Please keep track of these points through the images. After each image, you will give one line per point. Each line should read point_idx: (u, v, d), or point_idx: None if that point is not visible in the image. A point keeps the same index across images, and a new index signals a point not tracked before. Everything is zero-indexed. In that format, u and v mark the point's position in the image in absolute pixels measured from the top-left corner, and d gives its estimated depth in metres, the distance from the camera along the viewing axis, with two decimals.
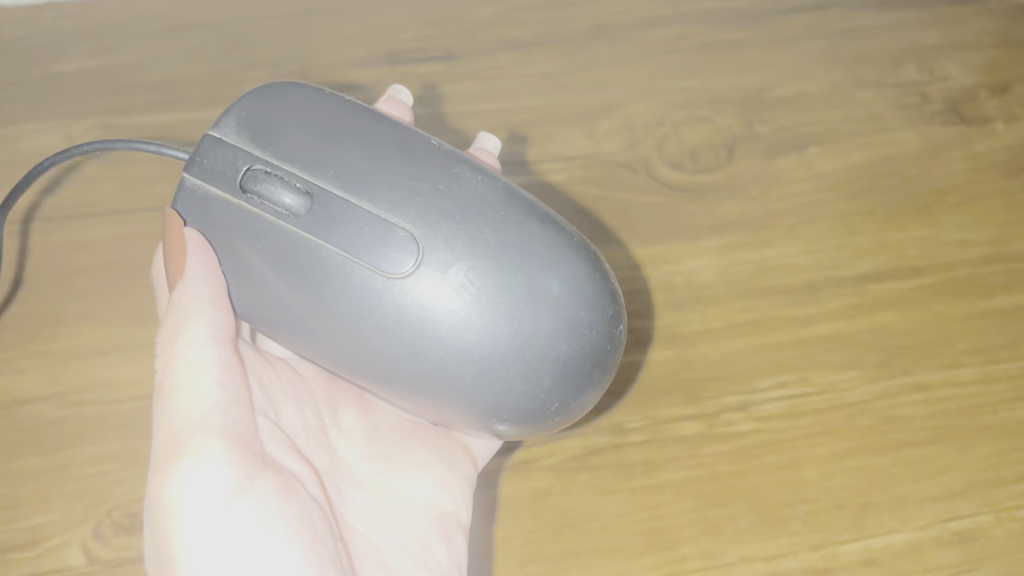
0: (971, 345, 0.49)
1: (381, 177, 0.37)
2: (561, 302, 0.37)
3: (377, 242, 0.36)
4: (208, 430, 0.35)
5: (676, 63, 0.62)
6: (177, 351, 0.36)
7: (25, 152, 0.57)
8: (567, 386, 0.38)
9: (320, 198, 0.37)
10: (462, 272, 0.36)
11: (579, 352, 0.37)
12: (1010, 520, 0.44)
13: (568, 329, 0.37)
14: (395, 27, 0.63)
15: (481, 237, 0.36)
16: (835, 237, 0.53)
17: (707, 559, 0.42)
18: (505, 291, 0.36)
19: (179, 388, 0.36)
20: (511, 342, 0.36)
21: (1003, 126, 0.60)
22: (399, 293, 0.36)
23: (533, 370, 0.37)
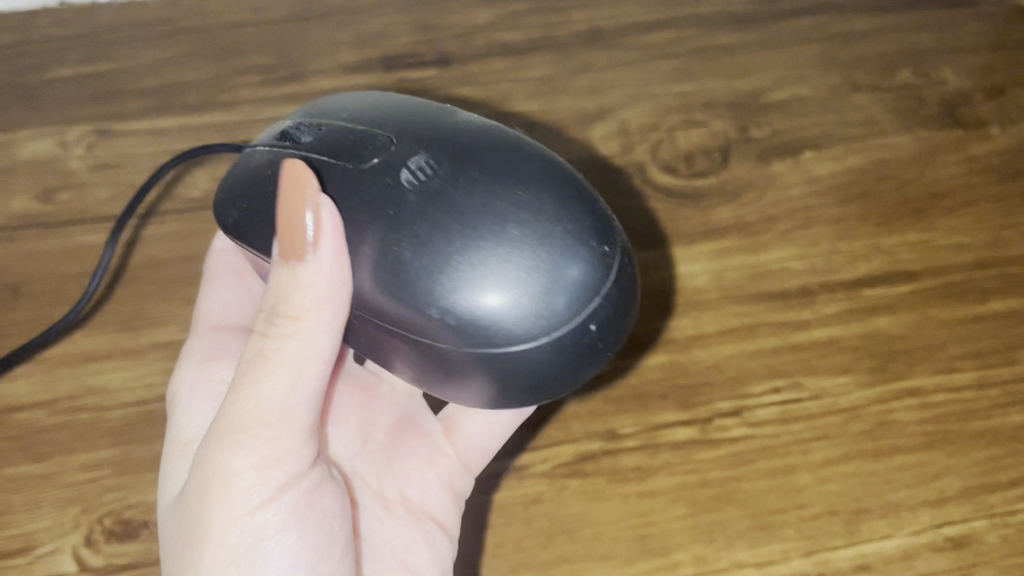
0: (965, 349, 0.49)
1: (389, 115, 0.40)
2: (521, 188, 0.36)
3: (360, 145, 0.38)
4: (290, 420, 0.35)
5: (670, 68, 0.62)
6: (295, 330, 0.35)
7: (17, 156, 0.56)
8: (523, 275, 0.34)
9: (332, 132, 0.39)
10: (425, 158, 0.37)
11: (538, 241, 0.35)
12: (1004, 526, 0.44)
13: (526, 214, 0.35)
14: (390, 33, 0.63)
15: (456, 140, 0.38)
16: (830, 242, 0.53)
17: (700, 565, 0.42)
18: (461, 175, 0.36)
19: (284, 372, 0.35)
20: (460, 217, 0.35)
21: (999, 128, 0.60)
22: (365, 179, 0.37)
23: (482, 248, 0.34)
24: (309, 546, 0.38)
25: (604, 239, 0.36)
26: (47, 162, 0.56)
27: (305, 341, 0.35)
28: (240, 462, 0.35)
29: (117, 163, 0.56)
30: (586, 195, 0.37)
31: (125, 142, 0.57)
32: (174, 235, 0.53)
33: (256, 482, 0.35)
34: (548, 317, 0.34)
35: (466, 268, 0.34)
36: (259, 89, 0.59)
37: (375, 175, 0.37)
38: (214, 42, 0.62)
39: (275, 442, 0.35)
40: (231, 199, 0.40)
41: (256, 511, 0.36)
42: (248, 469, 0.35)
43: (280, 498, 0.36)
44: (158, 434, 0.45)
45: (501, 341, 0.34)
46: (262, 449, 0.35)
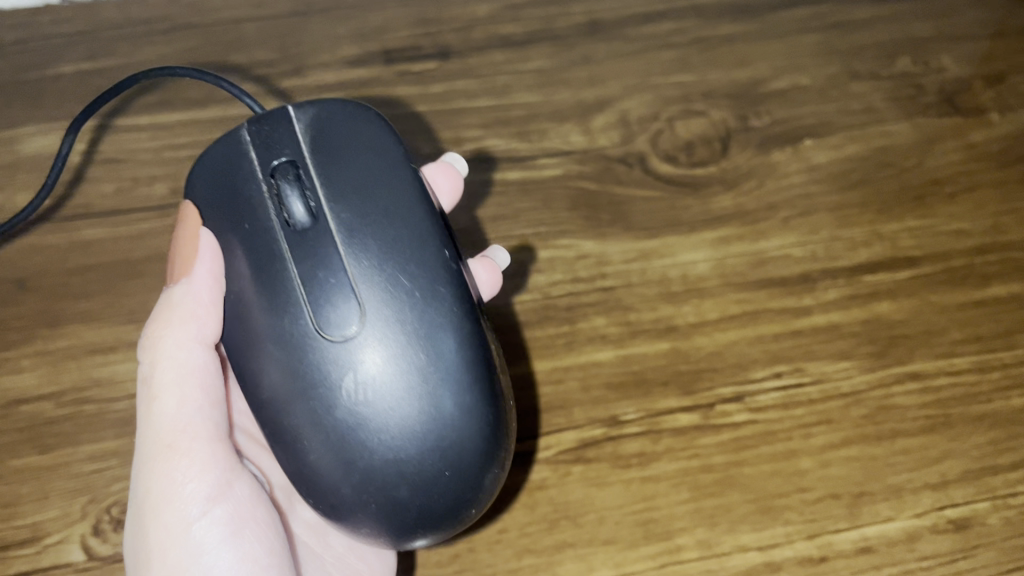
0: (966, 334, 0.49)
1: (374, 252, 0.37)
2: (426, 450, 0.35)
3: (326, 298, 0.36)
4: (191, 434, 0.39)
5: (670, 58, 0.62)
6: (166, 352, 0.39)
7: (22, 153, 0.57)
8: (380, 521, 0.35)
9: (320, 229, 0.37)
10: (367, 369, 0.35)
11: (410, 505, 0.35)
12: (1006, 508, 0.44)
13: (414, 478, 0.35)
14: (391, 26, 0.63)
15: (413, 356, 0.35)
16: (831, 228, 0.54)
17: (703, 549, 0.42)
18: (391, 404, 0.35)
19: (169, 393, 0.39)
20: (365, 451, 0.35)
21: (999, 115, 0.60)
22: (305, 344, 0.36)
23: (362, 485, 0.35)
24: (250, 556, 0.39)
25: (475, 504, 0.37)
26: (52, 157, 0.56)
27: (184, 360, 0.39)
28: (162, 488, 0.38)
29: (120, 158, 0.56)
30: (486, 467, 0.36)
31: (128, 138, 0.57)
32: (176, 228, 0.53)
33: (182, 504, 0.38)
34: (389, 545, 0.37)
35: (346, 498, 0.35)
36: (262, 86, 0.60)
37: (316, 351, 0.36)
38: (216, 37, 0.62)
39: (187, 456, 0.39)
40: (209, 207, 0.40)
41: (189, 529, 0.39)
42: (168, 491, 0.38)
43: (201, 510, 0.39)
44: None
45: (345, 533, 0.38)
46: (174, 470, 0.38)
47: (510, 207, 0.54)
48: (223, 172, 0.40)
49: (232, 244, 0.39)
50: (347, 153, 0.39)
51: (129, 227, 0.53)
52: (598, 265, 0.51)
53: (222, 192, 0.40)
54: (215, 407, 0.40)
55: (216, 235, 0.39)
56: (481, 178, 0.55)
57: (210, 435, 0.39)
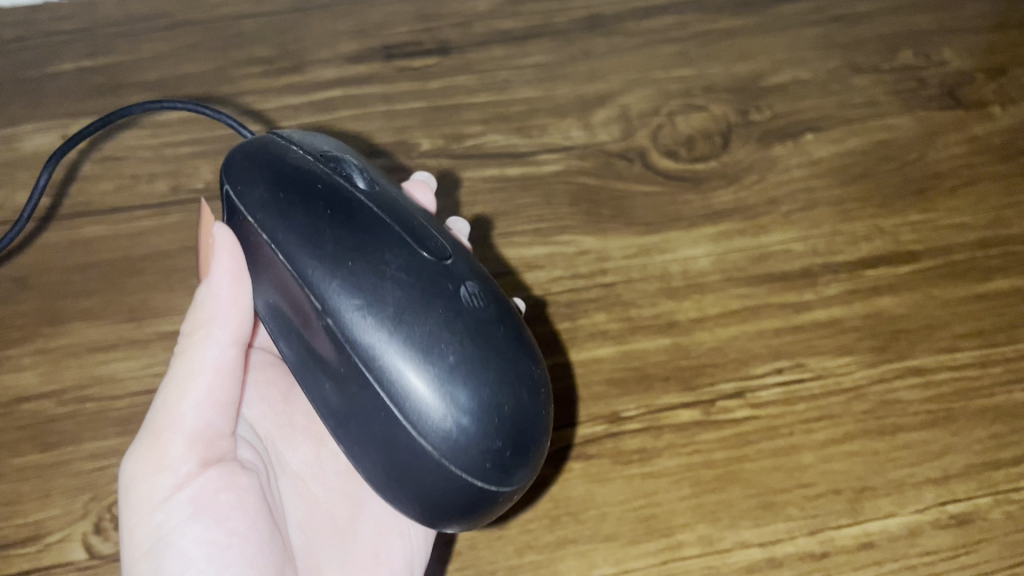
0: (968, 328, 0.49)
1: (433, 222, 0.39)
2: (538, 364, 0.36)
3: (422, 235, 0.37)
4: (175, 423, 0.37)
5: (671, 53, 0.62)
6: (191, 347, 0.38)
7: (21, 151, 0.57)
8: (509, 433, 0.34)
9: (388, 195, 0.39)
10: (479, 289, 0.36)
11: (534, 413, 0.35)
12: (1008, 503, 0.44)
13: (534, 385, 0.35)
14: (390, 22, 0.63)
15: (498, 287, 0.37)
16: (832, 223, 0.53)
17: (704, 545, 0.42)
18: (506, 320, 0.36)
19: (174, 383, 0.38)
20: (497, 355, 0.34)
21: (1001, 108, 0.59)
22: (418, 265, 0.35)
23: (499, 390, 0.34)
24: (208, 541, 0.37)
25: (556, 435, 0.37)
26: (51, 155, 0.56)
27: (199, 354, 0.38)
28: (136, 474, 0.37)
29: (119, 155, 0.56)
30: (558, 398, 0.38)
31: (129, 136, 0.57)
32: (175, 226, 0.53)
33: (152, 488, 0.37)
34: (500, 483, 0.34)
35: (482, 407, 0.33)
36: (261, 81, 0.60)
37: (431, 271, 0.35)
38: (215, 33, 0.62)
39: (160, 446, 0.37)
40: (262, 177, 0.38)
41: (154, 512, 0.37)
42: (143, 476, 0.37)
43: (171, 494, 0.37)
44: None
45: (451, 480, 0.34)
46: (150, 458, 0.37)
47: (510, 202, 0.54)
48: (268, 156, 0.39)
49: (307, 201, 0.37)
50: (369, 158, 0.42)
51: (128, 225, 0.53)
52: (598, 261, 0.51)
53: (272, 167, 0.38)
54: (216, 406, 0.38)
55: (286, 199, 0.37)
56: (482, 174, 0.55)
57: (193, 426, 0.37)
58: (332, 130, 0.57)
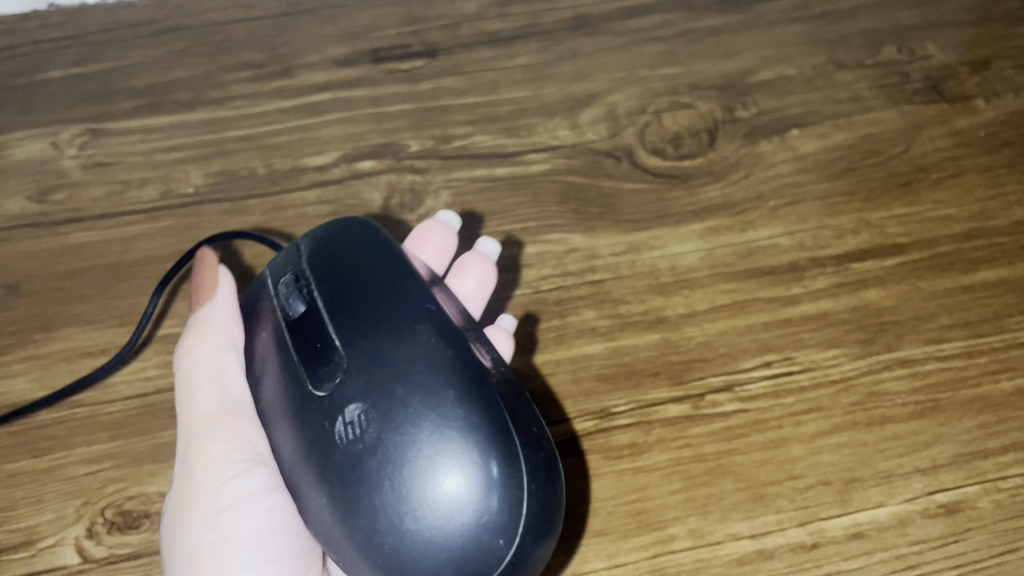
0: (954, 320, 0.50)
1: (356, 325, 0.38)
2: (415, 471, 0.34)
3: (319, 362, 0.38)
4: (234, 410, 0.43)
5: (656, 51, 0.63)
6: (205, 352, 0.43)
7: (11, 159, 0.57)
8: (397, 549, 0.34)
9: (315, 319, 0.39)
10: (357, 412, 0.36)
11: (421, 534, 0.34)
12: (996, 491, 0.44)
13: (413, 492, 0.34)
14: (377, 25, 0.64)
15: (388, 394, 0.35)
16: (818, 217, 0.54)
17: (695, 538, 0.43)
18: (388, 427, 0.35)
19: (210, 384, 0.42)
20: (363, 477, 0.35)
21: (985, 101, 0.60)
22: (310, 402, 0.38)
23: (367, 512, 0.35)
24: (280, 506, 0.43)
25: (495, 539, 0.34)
26: (40, 162, 0.56)
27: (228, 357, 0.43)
28: (209, 453, 0.42)
29: (108, 161, 0.56)
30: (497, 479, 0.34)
31: (118, 142, 0.57)
32: (167, 230, 0.53)
33: (226, 467, 0.42)
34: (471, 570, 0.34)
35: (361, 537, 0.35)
36: (250, 85, 0.60)
37: (320, 406, 0.37)
38: (205, 38, 0.63)
39: (232, 430, 0.42)
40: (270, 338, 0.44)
41: (235, 478, 0.42)
42: (220, 456, 0.42)
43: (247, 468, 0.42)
44: (154, 426, 0.45)
45: (413, 564, 0.34)
46: (223, 438, 0.42)
47: (499, 202, 0.54)
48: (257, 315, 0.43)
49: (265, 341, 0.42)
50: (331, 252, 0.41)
51: (118, 230, 0.53)
52: (588, 259, 0.52)
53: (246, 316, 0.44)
54: None
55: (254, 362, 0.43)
56: (470, 174, 0.55)
57: (252, 416, 0.43)
58: (322, 132, 0.57)
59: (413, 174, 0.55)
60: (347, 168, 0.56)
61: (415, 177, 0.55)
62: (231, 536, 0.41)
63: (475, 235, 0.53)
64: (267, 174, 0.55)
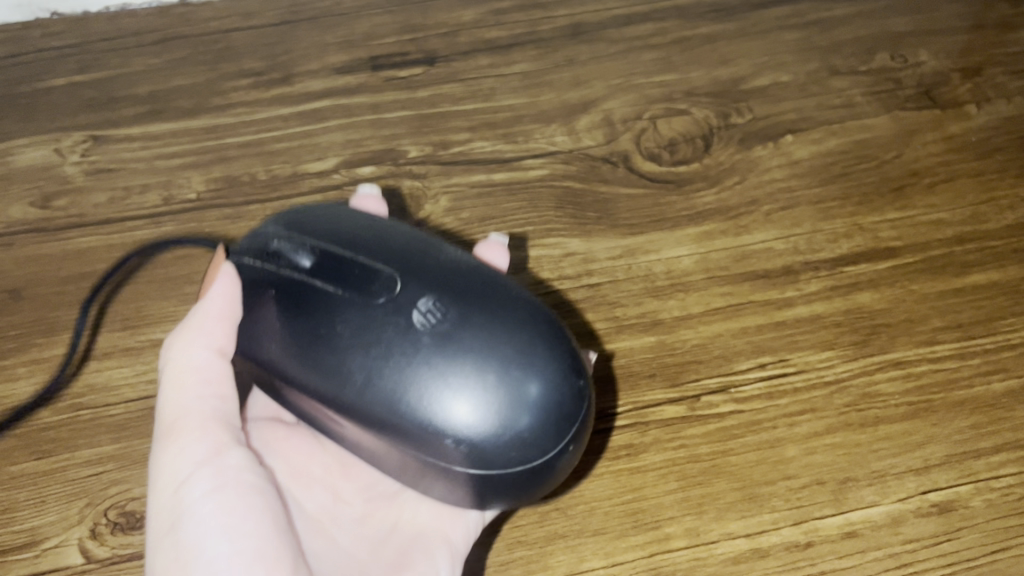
0: (947, 322, 0.50)
1: (384, 247, 0.39)
2: (507, 331, 0.36)
3: (354, 280, 0.38)
4: (186, 412, 0.37)
5: (652, 59, 0.63)
6: (174, 356, 0.38)
7: (15, 165, 0.58)
8: (513, 404, 0.35)
9: (327, 254, 0.39)
10: (427, 300, 0.36)
11: (533, 379, 0.35)
12: (988, 490, 0.45)
13: (513, 348, 0.35)
14: (376, 33, 0.65)
15: (453, 280, 0.37)
16: (812, 221, 0.54)
17: (691, 537, 0.43)
18: (464, 305, 0.36)
19: (171, 388, 0.38)
20: (454, 354, 0.35)
21: (977, 107, 0.61)
22: (364, 316, 0.36)
23: (472, 381, 0.35)
24: (231, 511, 0.36)
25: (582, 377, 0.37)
26: (43, 168, 0.57)
27: (189, 358, 0.38)
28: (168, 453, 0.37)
29: (111, 167, 0.57)
30: (567, 332, 0.38)
31: (120, 148, 0.58)
32: (169, 236, 0.53)
33: (174, 469, 0.36)
34: (567, 415, 0.36)
35: (467, 409, 0.34)
36: (250, 92, 0.61)
37: (378, 312, 0.36)
38: (206, 46, 0.64)
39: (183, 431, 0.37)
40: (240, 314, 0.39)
41: (183, 484, 0.36)
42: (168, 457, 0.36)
43: (195, 478, 0.36)
44: (157, 429, 0.46)
45: (518, 420, 0.35)
46: (176, 439, 0.37)
47: (497, 207, 0.55)
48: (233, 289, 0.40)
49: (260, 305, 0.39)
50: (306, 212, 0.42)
51: (121, 235, 0.54)
52: (584, 263, 0.52)
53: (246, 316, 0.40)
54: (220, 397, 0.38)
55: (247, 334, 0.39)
56: (468, 179, 0.56)
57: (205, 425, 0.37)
58: (322, 139, 0.58)
59: (412, 179, 0.56)
60: (346, 174, 0.56)
61: (413, 182, 0.56)
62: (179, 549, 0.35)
63: (472, 237, 0.53)
64: (267, 179, 0.56)
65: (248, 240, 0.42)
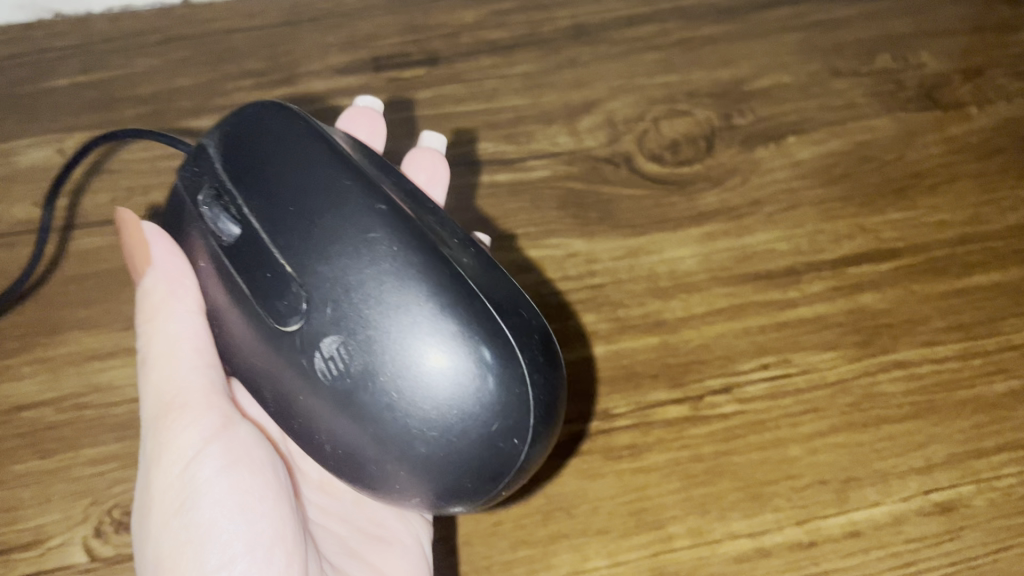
0: (948, 322, 0.50)
1: (305, 249, 0.36)
2: (419, 387, 0.34)
3: (274, 297, 0.36)
4: (185, 387, 0.39)
5: (654, 60, 0.64)
6: (160, 325, 0.39)
7: (18, 166, 0.58)
8: (422, 464, 0.35)
9: (252, 245, 0.37)
10: (336, 344, 0.35)
11: (444, 444, 0.34)
12: (990, 490, 0.45)
13: (425, 408, 0.34)
14: (379, 34, 0.65)
15: (366, 318, 0.34)
16: (815, 222, 0.55)
17: (694, 537, 0.43)
18: (376, 352, 0.34)
19: (163, 360, 0.39)
20: (363, 409, 0.34)
21: (978, 109, 0.61)
22: (283, 345, 0.36)
23: (380, 438, 0.34)
24: (244, 488, 0.39)
25: (514, 434, 0.35)
26: (46, 169, 0.57)
27: (176, 327, 0.39)
28: (169, 433, 0.38)
29: (114, 168, 0.57)
30: (503, 377, 0.35)
31: (122, 149, 0.58)
32: None
33: (181, 450, 0.38)
34: (492, 471, 0.35)
35: (378, 458, 0.35)
36: (252, 94, 0.61)
37: (292, 347, 0.36)
38: (207, 47, 0.64)
39: (183, 409, 0.39)
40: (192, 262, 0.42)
41: (191, 464, 0.38)
42: (171, 437, 0.38)
43: (204, 457, 0.38)
44: None
45: (433, 476, 0.35)
46: (178, 419, 0.38)
47: (499, 208, 0.55)
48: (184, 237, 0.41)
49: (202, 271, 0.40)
50: (253, 152, 0.39)
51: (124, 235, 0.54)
52: (587, 263, 0.52)
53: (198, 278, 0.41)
54: (213, 367, 0.40)
55: None
56: (471, 180, 0.56)
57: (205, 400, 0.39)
58: None
59: None
60: None
61: None
62: (195, 527, 0.38)
63: None
64: None
65: (193, 166, 0.41)
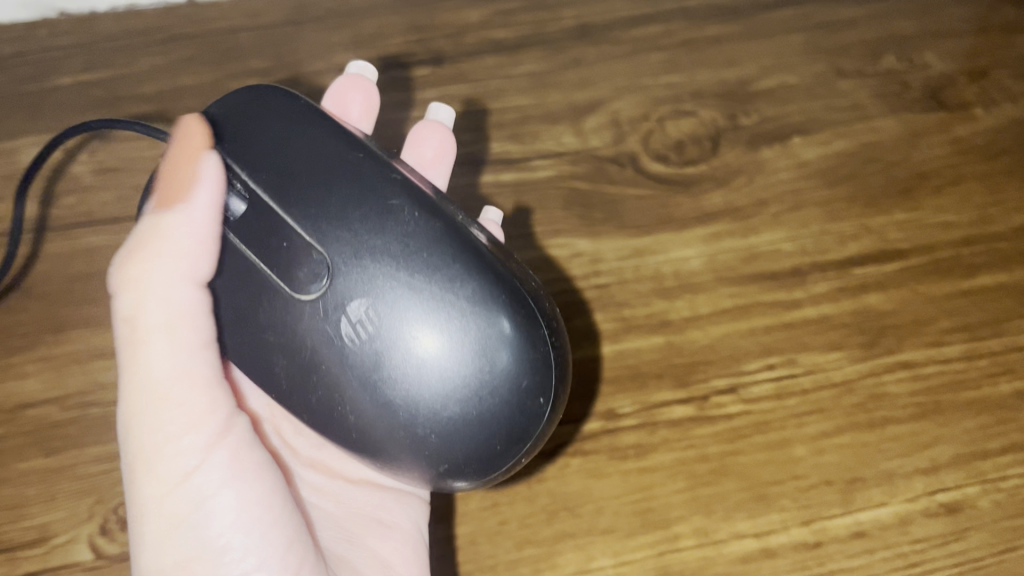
0: (954, 323, 0.50)
1: (324, 214, 0.37)
2: (442, 349, 0.36)
3: (294, 266, 0.37)
4: (183, 374, 0.35)
5: (659, 60, 0.64)
6: (149, 289, 0.35)
7: (24, 165, 0.58)
8: (446, 426, 0.36)
9: (263, 214, 0.38)
10: (362, 307, 0.36)
11: (469, 401, 0.36)
12: (996, 491, 0.45)
13: (449, 368, 0.36)
14: (383, 34, 0.65)
15: (392, 282, 0.36)
16: (820, 223, 0.55)
17: (700, 537, 0.43)
18: (400, 316, 0.36)
19: (156, 339, 0.35)
20: (387, 371, 0.36)
21: (983, 110, 0.61)
22: (302, 314, 0.37)
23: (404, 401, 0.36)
24: (253, 497, 0.37)
25: (538, 393, 0.37)
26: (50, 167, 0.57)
27: (175, 300, 0.35)
28: (166, 429, 0.35)
29: (118, 166, 0.57)
30: (524, 335, 0.37)
31: (127, 147, 0.58)
32: None
33: (178, 453, 0.36)
34: (513, 432, 0.37)
35: (400, 424, 0.36)
36: None
37: (312, 314, 0.37)
38: (211, 46, 0.63)
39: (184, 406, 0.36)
40: None
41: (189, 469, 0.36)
42: (167, 437, 0.35)
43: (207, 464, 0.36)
44: None
45: (454, 440, 0.36)
46: (177, 415, 0.35)
47: (504, 207, 0.55)
48: None
49: None
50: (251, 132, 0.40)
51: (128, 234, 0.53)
52: (593, 263, 0.52)
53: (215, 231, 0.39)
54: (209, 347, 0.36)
55: None
56: (475, 180, 0.56)
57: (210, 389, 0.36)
58: None
59: None
60: None
61: None
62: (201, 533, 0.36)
63: None
64: None
65: None
